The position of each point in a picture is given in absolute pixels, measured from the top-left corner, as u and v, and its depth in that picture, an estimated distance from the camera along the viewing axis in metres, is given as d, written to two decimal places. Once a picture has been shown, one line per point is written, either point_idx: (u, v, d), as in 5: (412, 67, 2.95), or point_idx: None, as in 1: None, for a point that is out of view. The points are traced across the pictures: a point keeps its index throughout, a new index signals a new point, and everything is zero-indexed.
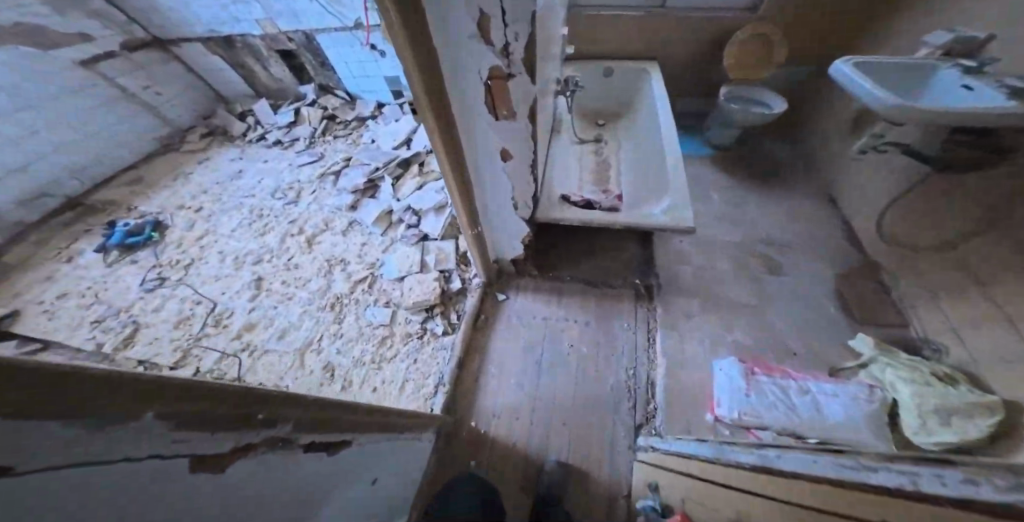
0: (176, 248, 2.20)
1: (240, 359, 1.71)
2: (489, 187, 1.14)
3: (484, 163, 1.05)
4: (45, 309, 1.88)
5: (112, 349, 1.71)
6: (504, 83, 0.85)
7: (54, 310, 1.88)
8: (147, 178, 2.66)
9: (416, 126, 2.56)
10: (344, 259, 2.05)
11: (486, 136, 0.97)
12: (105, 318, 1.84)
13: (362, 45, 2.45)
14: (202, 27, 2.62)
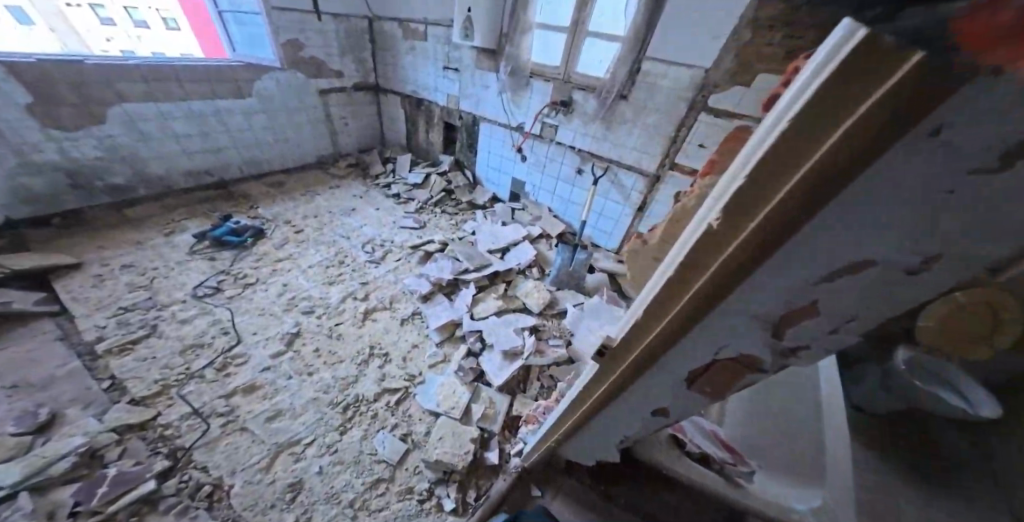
0: (254, 260, 2.13)
1: (210, 426, 1.37)
2: (598, 435, 0.74)
3: (612, 405, 0.64)
4: (99, 274, 1.83)
5: (104, 351, 1.52)
6: (739, 373, 0.44)
7: (105, 280, 1.81)
8: (286, 185, 2.84)
9: (519, 241, 2.43)
10: (387, 355, 1.74)
11: (648, 386, 0.55)
12: (132, 310, 1.71)
13: (512, 144, 2.56)
14: (411, 86, 2.92)
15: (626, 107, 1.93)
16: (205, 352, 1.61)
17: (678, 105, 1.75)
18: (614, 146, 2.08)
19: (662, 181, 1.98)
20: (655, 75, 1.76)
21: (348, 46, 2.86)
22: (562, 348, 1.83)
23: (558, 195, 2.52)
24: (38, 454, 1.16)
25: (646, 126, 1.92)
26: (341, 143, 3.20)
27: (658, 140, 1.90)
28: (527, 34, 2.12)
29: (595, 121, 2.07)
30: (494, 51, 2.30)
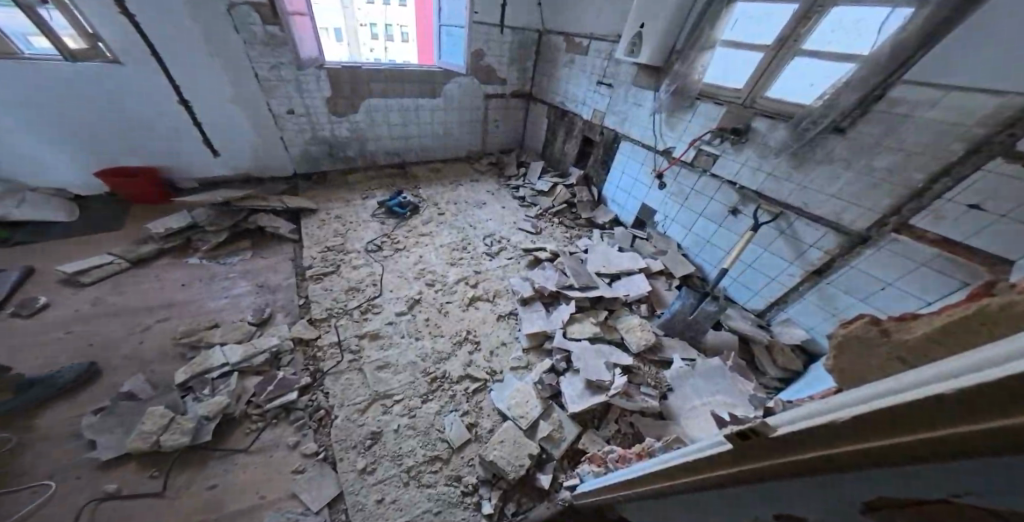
0: (406, 230, 2.67)
1: (342, 356, 1.85)
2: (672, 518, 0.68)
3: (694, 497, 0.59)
4: (323, 220, 2.68)
5: (309, 275, 2.25)
6: None
7: (325, 224, 2.64)
8: (444, 171, 3.40)
9: (635, 269, 2.22)
10: (478, 344, 1.96)
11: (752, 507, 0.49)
12: (330, 250, 2.43)
13: (652, 168, 2.34)
14: (559, 99, 3.03)
15: (840, 143, 1.45)
16: (361, 294, 2.18)
17: (944, 147, 1.20)
18: (802, 189, 1.61)
19: (869, 245, 1.43)
20: (909, 104, 1.25)
21: (518, 55, 3.12)
22: (654, 400, 1.62)
23: (694, 233, 2.18)
24: (254, 345, 1.81)
25: (867, 170, 1.40)
26: (488, 143, 3.59)
27: (886, 191, 1.36)
28: (708, 51, 1.89)
29: (777, 155, 1.67)
30: (658, 65, 2.13)
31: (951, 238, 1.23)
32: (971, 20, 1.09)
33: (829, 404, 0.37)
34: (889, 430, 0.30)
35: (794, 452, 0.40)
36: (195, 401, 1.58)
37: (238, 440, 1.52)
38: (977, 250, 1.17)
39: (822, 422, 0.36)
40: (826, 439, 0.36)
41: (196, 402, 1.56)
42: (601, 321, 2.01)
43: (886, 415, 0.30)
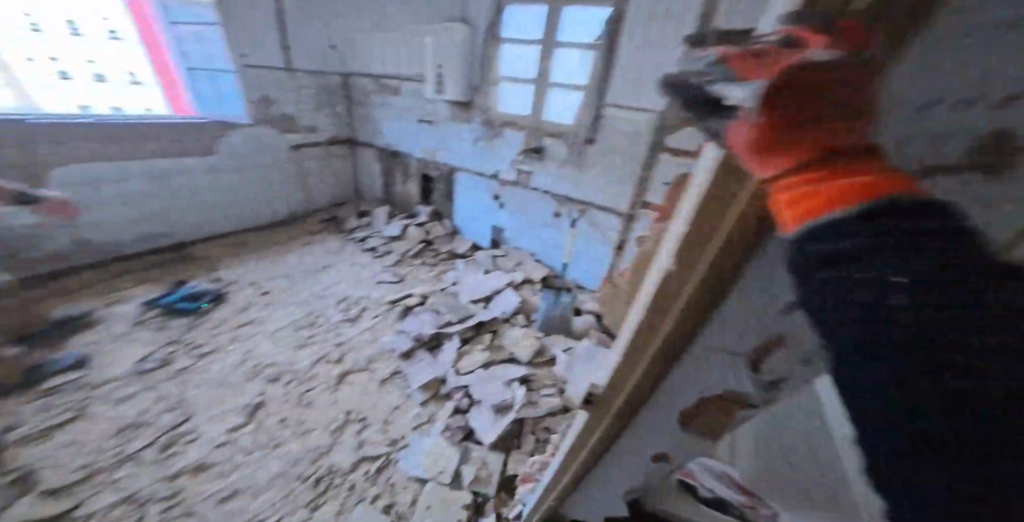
0: (211, 327, 2.03)
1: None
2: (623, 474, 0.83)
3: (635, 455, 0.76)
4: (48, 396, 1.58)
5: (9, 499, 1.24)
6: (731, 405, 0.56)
7: (49, 404, 1.56)
8: (250, 245, 2.76)
9: (502, 287, 2.43)
10: (365, 419, 1.66)
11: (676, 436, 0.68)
12: (83, 443, 1.43)
13: (489, 194, 2.68)
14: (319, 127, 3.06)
15: (594, 150, 2.07)
16: (198, 440, 1.49)
17: (641, 148, 1.88)
18: (587, 189, 2.19)
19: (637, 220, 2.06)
20: (618, 120, 1.92)
21: (321, 93, 2.97)
22: (556, 397, 1.77)
23: (538, 239, 2.58)
24: None
25: (614, 167, 2.04)
26: (314, 197, 3.22)
27: (629, 180, 2.00)
28: (495, 87, 2.33)
29: (567, 165, 2.21)
30: (466, 104, 2.47)
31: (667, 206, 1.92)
32: (636, 49, 1.72)
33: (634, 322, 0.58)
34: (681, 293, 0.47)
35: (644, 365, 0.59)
36: None
37: None
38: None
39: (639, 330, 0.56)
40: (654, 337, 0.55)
41: None
42: (575, 341, 2.12)
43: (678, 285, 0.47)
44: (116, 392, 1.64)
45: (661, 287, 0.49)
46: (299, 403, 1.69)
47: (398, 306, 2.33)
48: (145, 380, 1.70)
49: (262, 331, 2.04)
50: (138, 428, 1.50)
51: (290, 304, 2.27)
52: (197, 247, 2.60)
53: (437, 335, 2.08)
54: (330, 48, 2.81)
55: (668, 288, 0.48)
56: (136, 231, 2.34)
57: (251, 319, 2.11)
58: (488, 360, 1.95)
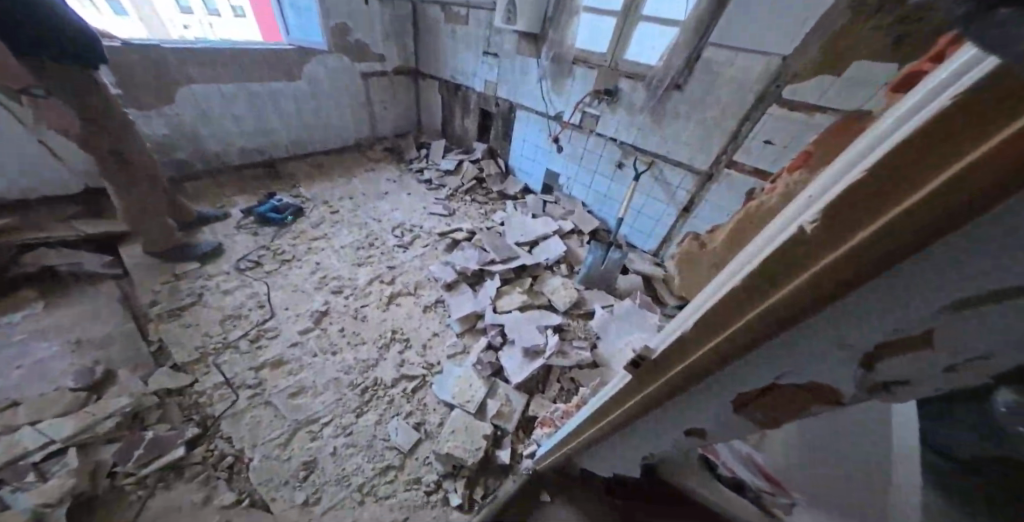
0: (292, 238, 2.32)
1: (237, 396, 1.54)
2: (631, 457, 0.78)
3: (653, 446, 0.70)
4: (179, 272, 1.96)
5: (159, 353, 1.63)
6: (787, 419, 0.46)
7: (179, 284, 1.90)
8: (327, 168, 3.01)
9: (549, 233, 2.40)
10: (408, 339, 1.85)
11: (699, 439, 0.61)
12: (206, 323, 1.77)
13: (548, 134, 2.53)
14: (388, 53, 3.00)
15: (678, 98, 1.82)
16: (279, 338, 1.77)
17: (745, 98, 1.60)
18: (664, 142, 1.96)
19: (715, 181, 1.84)
20: (718, 64, 1.63)
21: (393, 23, 2.89)
22: (587, 351, 1.79)
23: (593, 189, 2.44)
24: (85, 413, 1.34)
25: (702, 120, 1.78)
26: (379, 128, 3.28)
27: (718, 135, 1.75)
28: (574, 18, 2.07)
29: (642, 113, 1.98)
30: (535, 37, 2.28)
31: (760, 167, 1.66)
32: None
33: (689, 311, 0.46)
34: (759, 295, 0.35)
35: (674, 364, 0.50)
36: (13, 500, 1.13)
37: None
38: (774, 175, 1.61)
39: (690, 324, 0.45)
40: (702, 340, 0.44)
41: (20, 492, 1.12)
42: (615, 299, 2.09)
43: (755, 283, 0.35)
44: (222, 285, 1.96)
45: (796, 237, 0.30)
46: (355, 317, 1.92)
47: (446, 239, 2.44)
48: (243, 277, 2.03)
49: (329, 248, 2.30)
50: (237, 319, 1.82)
51: (353, 224, 2.50)
52: (286, 164, 2.88)
53: (479, 272, 2.18)
54: None
55: (812, 239, 0.29)
56: (239, 144, 2.61)
57: (322, 235, 2.38)
58: (525, 302, 2.00)
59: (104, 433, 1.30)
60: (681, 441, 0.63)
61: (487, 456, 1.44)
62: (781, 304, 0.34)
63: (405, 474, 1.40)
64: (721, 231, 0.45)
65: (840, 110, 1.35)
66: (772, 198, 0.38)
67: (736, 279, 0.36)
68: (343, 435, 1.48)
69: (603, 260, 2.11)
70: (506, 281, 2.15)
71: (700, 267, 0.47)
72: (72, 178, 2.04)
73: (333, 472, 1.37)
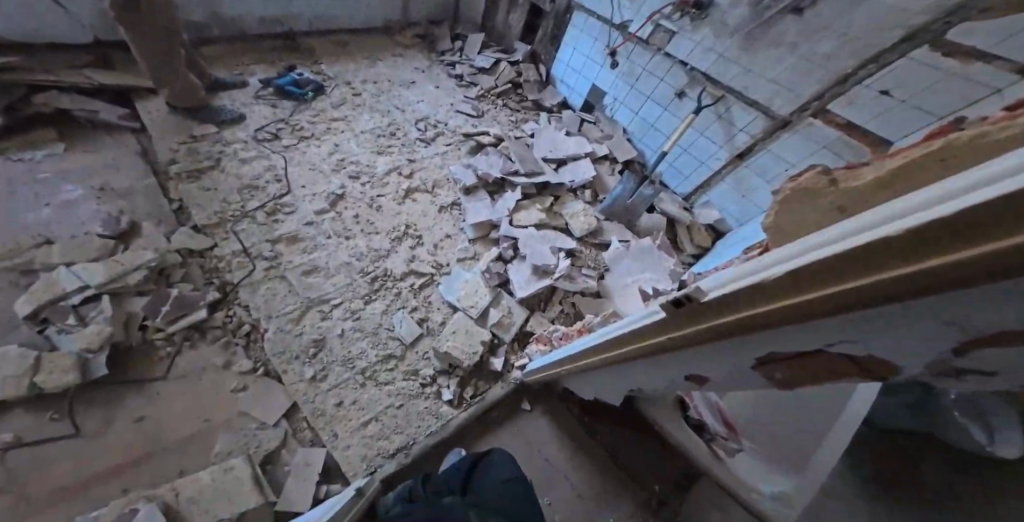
0: (311, 115, 2.23)
1: (255, 266, 1.61)
2: (644, 370, 0.82)
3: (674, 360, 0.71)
4: (196, 134, 1.92)
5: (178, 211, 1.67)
6: (843, 369, 0.43)
7: (201, 137, 1.92)
8: (351, 48, 2.77)
9: (580, 154, 2.29)
10: (420, 237, 1.87)
11: (723, 366, 0.61)
12: (224, 188, 1.79)
13: (605, 46, 2.26)
14: None
15: (792, 24, 1.49)
16: (296, 214, 1.80)
17: (885, 36, 1.27)
18: (745, 73, 1.70)
19: (787, 129, 1.62)
20: None
21: None
22: (593, 280, 1.80)
23: (640, 117, 2.24)
24: (115, 261, 1.42)
25: (807, 57, 1.48)
26: (412, 10, 2.94)
27: (820, 76, 1.47)
28: None
29: (733, 37, 1.69)
30: None
31: (855, 123, 1.42)
32: None
33: (765, 265, 0.41)
34: (860, 270, 0.30)
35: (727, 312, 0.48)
36: (62, 334, 1.27)
37: (149, 368, 1.32)
38: (868, 133, 1.38)
39: (755, 283, 0.41)
40: (768, 295, 0.41)
41: (65, 335, 1.26)
42: (633, 235, 2.05)
43: (850, 257, 0.30)
44: (240, 152, 1.94)
45: (962, 215, 0.21)
46: (370, 207, 1.92)
47: (471, 140, 2.34)
48: (260, 147, 1.99)
49: (348, 131, 2.22)
50: (254, 190, 1.82)
51: (375, 110, 2.38)
52: (306, 40, 2.67)
53: (501, 182, 2.11)
54: None
55: (974, 219, 0.21)
56: (257, 16, 2.40)
57: (342, 117, 2.28)
58: (542, 221, 1.97)
59: (133, 284, 1.39)
60: (697, 356, 0.63)
61: (482, 360, 1.54)
62: (880, 284, 0.29)
63: (404, 364, 1.51)
64: (868, 169, 0.33)
65: (1009, 64, 1.05)
66: (986, 128, 0.24)
67: (862, 241, 0.28)
68: (351, 319, 1.57)
69: (632, 194, 2.07)
70: (526, 196, 2.09)
71: (821, 209, 0.37)
72: (77, 29, 1.88)
73: (340, 353, 1.49)
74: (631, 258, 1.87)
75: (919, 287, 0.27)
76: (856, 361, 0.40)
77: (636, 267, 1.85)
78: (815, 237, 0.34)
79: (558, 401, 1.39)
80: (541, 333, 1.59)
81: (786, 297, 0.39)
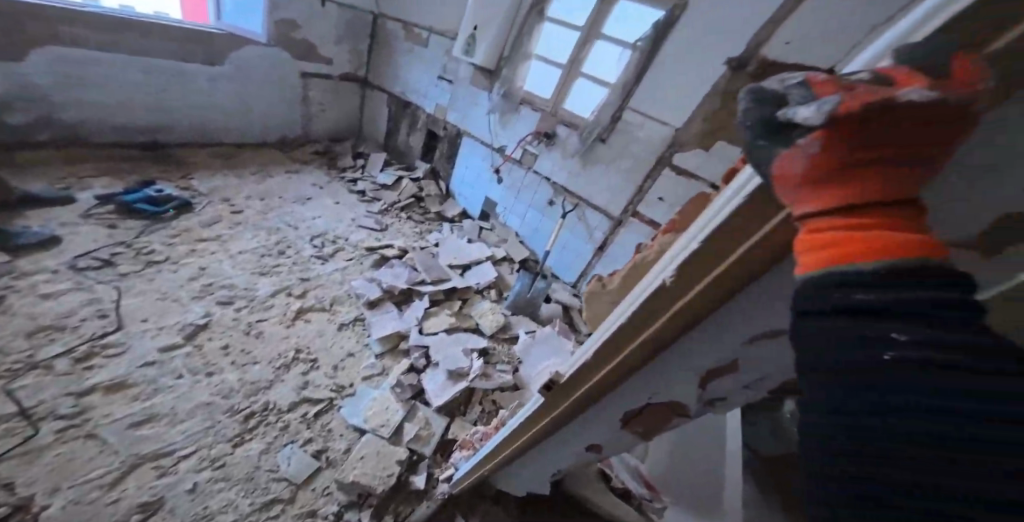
0: (169, 235, 1.99)
1: (42, 433, 1.18)
2: (573, 435, 0.84)
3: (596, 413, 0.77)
4: None
5: None
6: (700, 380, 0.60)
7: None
8: (235, 160, 2.68)
9: (482, 259, 2.45)
10: (314, 361, 1.63)
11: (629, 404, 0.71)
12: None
13: (490, 165, 2.65)
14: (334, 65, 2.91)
15: (603, 149, 2.05)
16: (123, 356, 1.43)
17: (649, 155, 1.90)
18: (589, 186, 2.17)
19: (622, 226, 2.09)
20: (633, 125, 1.92)
21: (347, 35, 2.83)
22: (508, 374, 1.81)
23: (527, 222, 2.57)
24: None
25: (619, 171, 2.03)
26: (313, 128, 3.08)
27: (631, 181, 1.99)
28: (525, 62, 2.26)
29: (573, 157, 2.18)
30: (491, 72, 2.39)
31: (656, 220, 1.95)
32: (671, 52, 1.69)
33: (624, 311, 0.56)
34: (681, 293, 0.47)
35: (619, 353, 0.61)
36: None
37: None
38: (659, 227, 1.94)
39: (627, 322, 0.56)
40: (639, 330, 0.55)
41: None
42: (538, 325, 2.18)
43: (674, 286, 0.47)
44: (43, 287, 1.55)
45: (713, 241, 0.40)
46: (251, 334, 1.64)
47: (375, 253, 2.32)
48: (78, 277, 1.64)
49: (221, 252, 1.99)
50: (58, 332, 1.43)
51: (261, 228, 2.24)
52: (177, 151, 2.51)
53: (408, 291, 2.09)
54: None
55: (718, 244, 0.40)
56: (107, 122, 2.21)
57: (216, 236, 2.08)
58: (453, 324, 1.98)
59: None
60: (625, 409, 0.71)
61: (400, 483, 1.31)
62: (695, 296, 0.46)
63: (296, 507, 1.21)
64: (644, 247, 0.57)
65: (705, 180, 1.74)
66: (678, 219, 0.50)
67: (674, 271, 0.46)
68: (210, 467, 1.23)
69: (530, 288, 2.30)
70: (435, 302, 2.11)
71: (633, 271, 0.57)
72: None
73: (188, 512, 1.13)
74: (538, 344, 1.95)
75: (706, 293, 0.45)
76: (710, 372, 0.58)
77: (545, 352, 1.91)
78: (646, 282, 0.51)
79: (493, 505, 1.24)
80: (464, 436, 1.46)
81: (651, 328, 0.54)
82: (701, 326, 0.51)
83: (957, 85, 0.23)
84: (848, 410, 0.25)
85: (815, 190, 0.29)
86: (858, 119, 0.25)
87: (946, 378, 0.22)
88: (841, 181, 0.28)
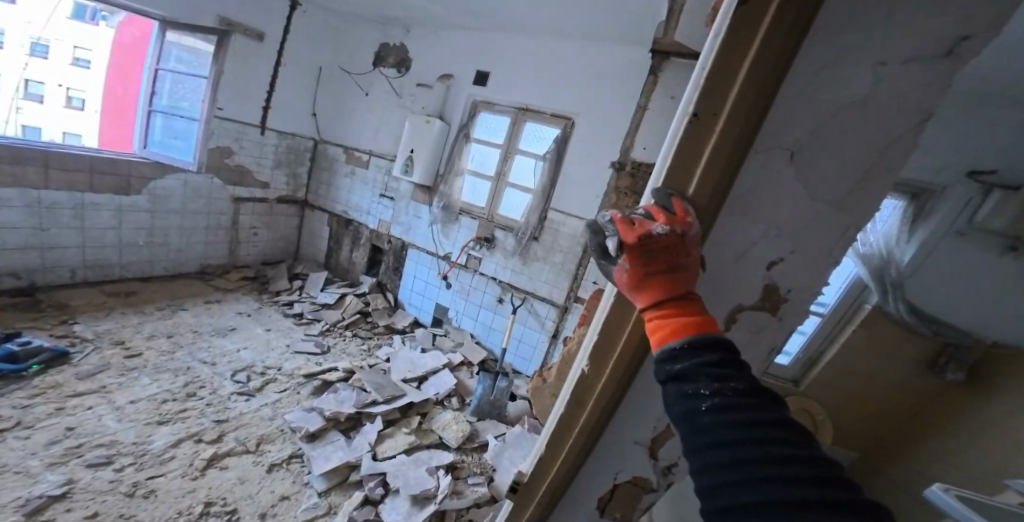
0: (30, 393, 1.57)
1: None
2: None
3: None
4: None
5: None
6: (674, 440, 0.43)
7: None
8: (140, 297, 2.40)
9: (439, 366, 2.26)
10: (233, 510, 1.30)
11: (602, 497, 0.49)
12: None
13: (437, 271, 2.74)
14: (274, 191, 3.07)
15: (538, 247, 2.32)
16: None
17: (578, 242, 2.17)
18: (531, 278, 2.34)
19: (569, 311, 2.21)
20: (559, 222, 2.24)
21: (286, 161, 3.07)
22: (483, 486, 1.55)
23: (479, 322, 2.59)
24: None
25: (557, 264, 2.26)
26: (240, 254, 3.01)
27: (566, 265, 2.23)
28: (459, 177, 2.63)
29: (514, 256, 2.40)
30: (429, 188, 2.72)
31: None
32: (575, 158, 2.17)
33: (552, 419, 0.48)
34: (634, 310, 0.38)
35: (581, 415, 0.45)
36: None
37: None
38: None
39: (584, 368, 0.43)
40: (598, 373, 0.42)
41: None
42: (506, 427, 1.98)
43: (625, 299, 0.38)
44: None
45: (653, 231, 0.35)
46: (138, 495, 1.28)
47: (315, 380, 2.03)
48: None
49: (103, 405, 1.59)
50: None
51: (164, 368, 1.87)
52: (62, 293, 2.20)
53: (356, 416, 1.78)
54: (312, 115, 3.10)
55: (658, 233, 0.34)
56: None
57: (98, 388, 1.67)
58: (412, 443, 1.69)
59: None
60: None
61: None
62: None
63: None
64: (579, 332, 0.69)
65: None
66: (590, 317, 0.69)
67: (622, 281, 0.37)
68: None
69: (491, 390, 2.05)
70: (389, 423, 1.82)
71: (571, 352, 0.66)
72: None
73: None
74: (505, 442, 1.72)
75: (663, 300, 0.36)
76: (653, 439, 0.44)
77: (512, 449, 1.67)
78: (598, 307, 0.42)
79: None
80: None
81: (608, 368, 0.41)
82: (615, 422, 0.45)
83: (684, 211, 0.33)
84: (711, 466, 0.29)
85: (636, 289, 0.36)
86: (638, 239, 0.34)
87: (749, 417, 0.28)
88: (650, 282, 0.35)
